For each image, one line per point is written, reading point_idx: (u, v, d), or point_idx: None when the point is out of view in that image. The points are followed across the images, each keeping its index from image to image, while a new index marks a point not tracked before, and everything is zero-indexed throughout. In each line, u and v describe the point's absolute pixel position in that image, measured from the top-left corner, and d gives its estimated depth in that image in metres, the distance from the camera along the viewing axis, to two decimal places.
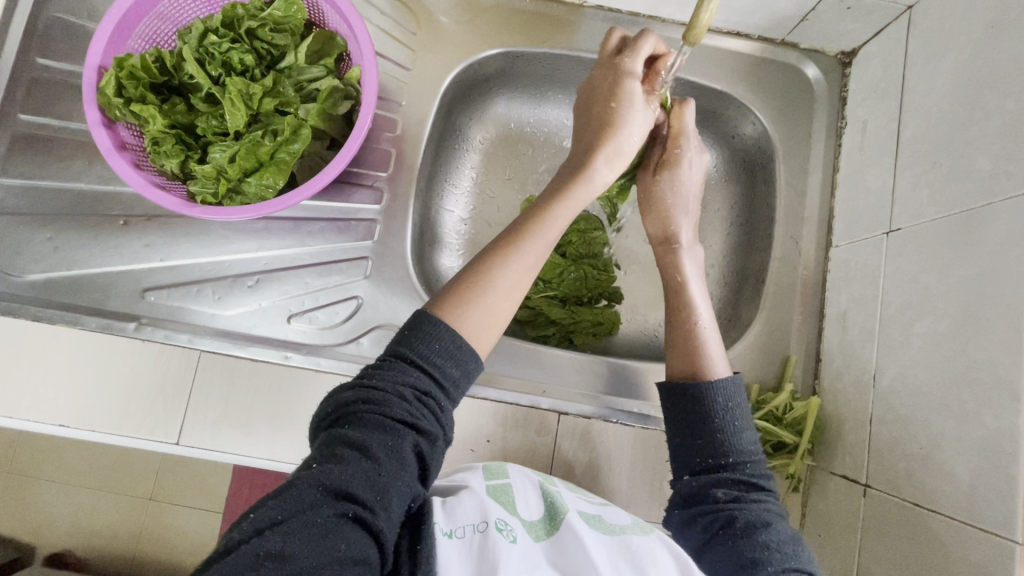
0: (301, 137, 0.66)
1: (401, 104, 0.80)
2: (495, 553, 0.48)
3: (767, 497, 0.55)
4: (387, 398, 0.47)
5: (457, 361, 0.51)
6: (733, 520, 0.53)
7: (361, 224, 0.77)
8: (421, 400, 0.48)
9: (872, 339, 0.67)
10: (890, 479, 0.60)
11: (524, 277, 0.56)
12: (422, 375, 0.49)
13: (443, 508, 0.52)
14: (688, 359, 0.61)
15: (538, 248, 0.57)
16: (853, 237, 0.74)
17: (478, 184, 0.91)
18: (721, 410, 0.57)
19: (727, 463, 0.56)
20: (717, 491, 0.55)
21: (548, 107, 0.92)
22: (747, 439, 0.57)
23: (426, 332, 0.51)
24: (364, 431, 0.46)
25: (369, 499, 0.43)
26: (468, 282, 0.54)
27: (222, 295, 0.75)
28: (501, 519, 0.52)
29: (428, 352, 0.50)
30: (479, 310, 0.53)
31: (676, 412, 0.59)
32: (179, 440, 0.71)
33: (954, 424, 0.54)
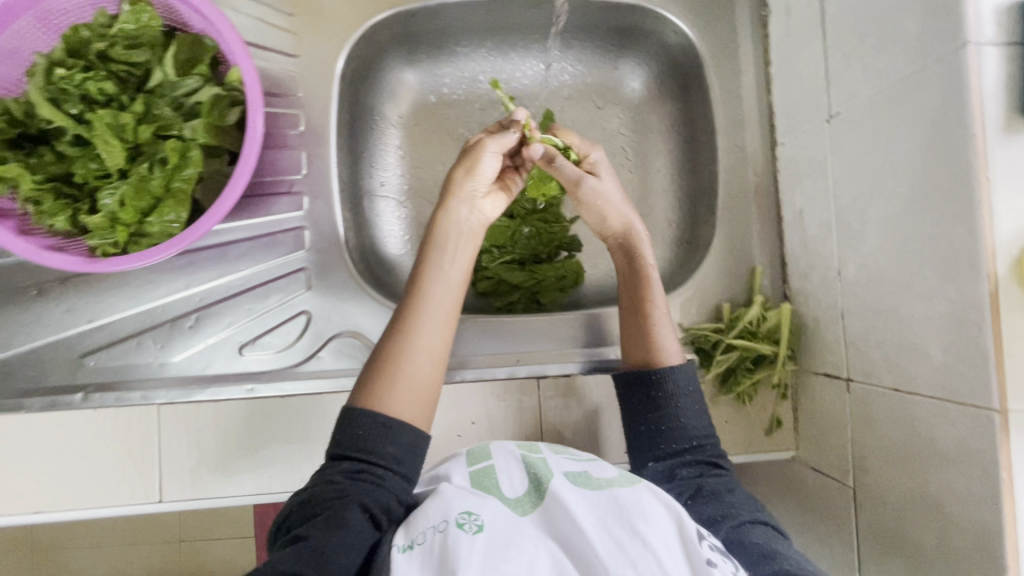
0: (192, 160, 0.60)
1: (299, 96, 0.74)
2: (454, 551, 0.46)
3: (726, 471, 0.63)
4: (320, 486, 0.53)
5: (384, 436, 0.55)
6: (700, 487, 0.60)
7: (288, 236, 0.73)
8: (355, 477, 0.54)
9: (829, 233, 0.65)
10: (869, 369, 0.60)
11: (426, 350, 0.60)
12: (352, 460, 0.55)
13: (405, 525, 0.51)
14: (643, 348, 0.69)
15: (434, 306, 0.62)
16: (795, 132, 0.71)
17: (408, 162, 0.86)
18: (681, 396, 0.66)
19: (689, 446, 0.64)
20: (681, 471, 0.62)
21: (461, 63, 0.86)
22: (700, 422, 0.65)
23: (346, 425, 0.56)
24: (302, 525, 0.51)
25: (303, 566, 0.46)
26: (378, 369, 0.58)
27: (165, 342, 0.71)
28: (463, 512, 0.50)
29: (352, 438, 0.56)
30: (393, 389, 0.57)
31: (636, 406, 0.67)
32: (162, 497, 0.69)
33: (920, 304, 0.52)
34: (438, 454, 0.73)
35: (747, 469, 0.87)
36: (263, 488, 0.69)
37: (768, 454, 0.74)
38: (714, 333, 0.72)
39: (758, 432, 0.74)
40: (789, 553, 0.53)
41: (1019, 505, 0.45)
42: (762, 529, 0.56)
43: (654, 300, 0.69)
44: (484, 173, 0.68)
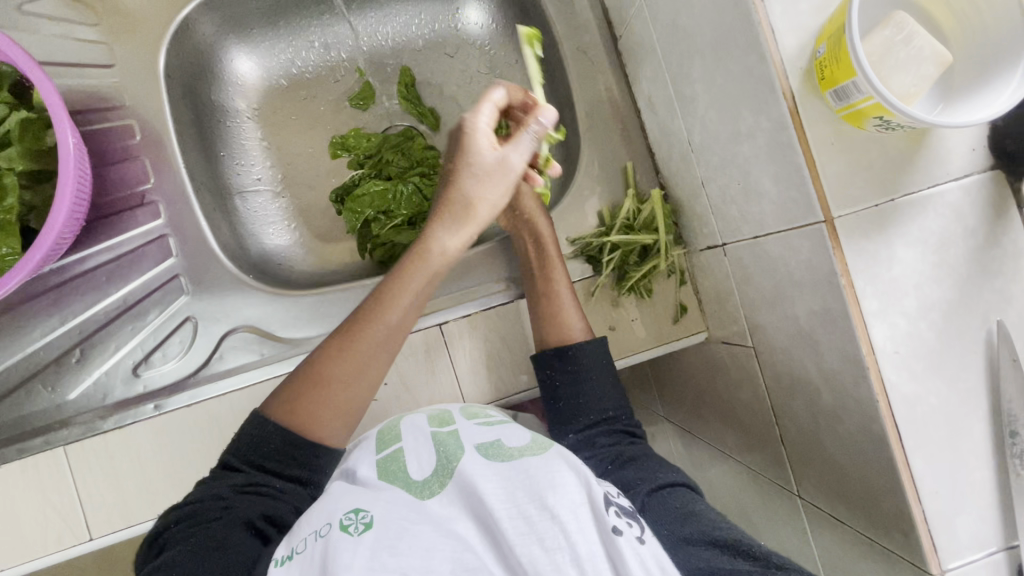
0: (10, 189, 0.58)
1: (127, 105, 0.72)
2: (337, 554, 0.45)
3: (641, 440, 0.66)
4: (207, 504, 0.53)
5: (291, 455, 0.57)
6: (620, 453, 0.63)
7: (153, 246, 0.71)
8: (249, 491, 0.55)
9: (673, 108, 0.65)
10: (733, 227, 0.60)
11: (362, 372, 0.59)
12: (247, 474, 0.56)
13: (291, 535, 0.51)
14: (550, 330, 0.69)
15: (381, 338, 0.59)
16: (625, 20, 0.71)
17: (274, 151, 0.85)
18: (598, 369, 0.68)
19: (606, 417, 0.66)
20: (600, 440, 0.65)
21: (301, 37, 0.85)
22: (615, 396, 0.68)
23: (252, 438, 0.57)
24: (178, 542, 0.51)
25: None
26: (304, 380, 0.58)
27: (55, 383, 0.69)
28: (349, 513, 0.49)
29: (252, 455, 0.57)
30: (319, 408, 0.57)
31: (556, 379, 0.68)
32: (92, 535, 0.68)
33: (748, 145, 0.53)
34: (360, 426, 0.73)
35: (682, 366, 0.87)
36: None
37: (683, 341, 0.74)
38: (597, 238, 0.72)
39: (667, 322, 0.74)
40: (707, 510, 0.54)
41: (865, 306, 0.46)
42: (677, 487, 0.57)
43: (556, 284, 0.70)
44: (484, 209, 0.61)
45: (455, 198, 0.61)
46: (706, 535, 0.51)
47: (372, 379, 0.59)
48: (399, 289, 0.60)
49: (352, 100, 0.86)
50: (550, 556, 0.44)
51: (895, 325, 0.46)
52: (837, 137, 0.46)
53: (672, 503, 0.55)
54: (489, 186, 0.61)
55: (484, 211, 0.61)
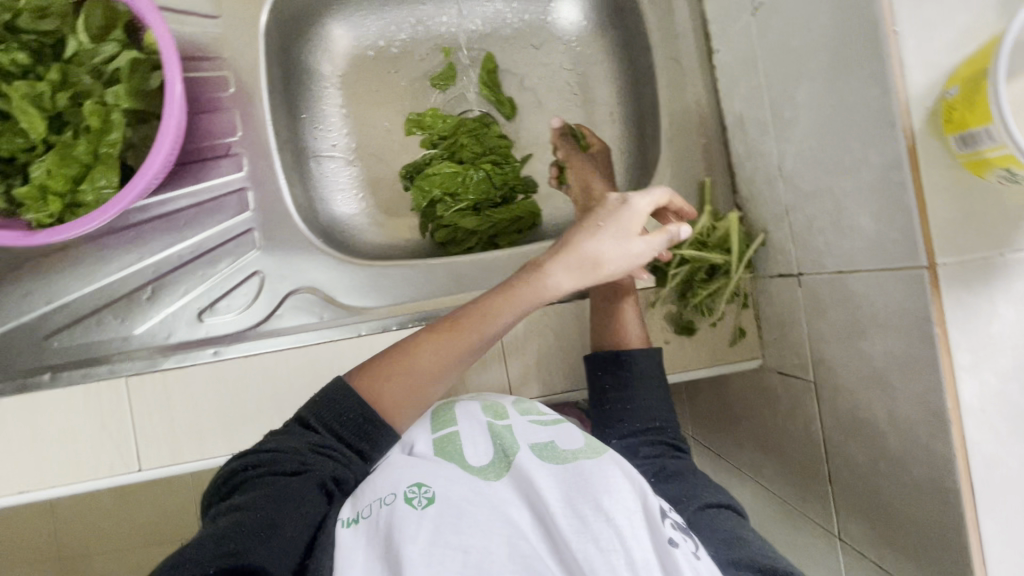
0: (116, 125, 0.60)
1: (224, 58, 0.73)
2: (398, 527, 0.47)
3: (684, 454, 0.66)
4: (284, 453, 0.54)
5: (364, 423, 0.58)
6: (664, 466, 0.63)
7: (231, 198, 0.73)
8: (319, 451, 0.56)
9: (768, 131, 0.64)
10: (814, 258, 0.60)
11: (446, 361, 0.59)
12: (320, 436, 0.57)
13: (354, 499, 0.53)
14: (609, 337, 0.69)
15: (458, 342, 0.60)
16: (727, 34, 0.70)
17: (352, 120, 0.86)
18: (645, 380, 0.68)
19: (651, 427, 0.66)
20: (643, 449, 0.65)
21: (394, 10, 0.86)
22: (662, 408, 0.68)
23: (334, 398, 0.58)
24: (254, 490, 0.52)
25: (247, 538, 0.45)
26: (392, 359, 0.60)
27: (125, 316, 0.72)
28: (413, 486, 0.51)
29: (331, 416, 0.58)
30: (394, 385, 0.59)
31: (603, 384, 0.68)
32: (141, 465, 0.71)
33: (849, 179, 0.52)
34: None
35: (722, 388, 0.87)
36: (238, 446, 0.71)
37: (735, 364, 0.74)
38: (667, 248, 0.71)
39: (722, 344, 0.73)
40: (754, 537, 0.53)
41: (956, 359, 0.45)
42: (724, 510, 0.57)
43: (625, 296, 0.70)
44: (593, 249, 0.59)
45: (571, 241, 0.60)
46: (754, 562, 0.49)
47: (451, 373, 0.60)
48: (511, 298, 0.59)
49: (433, 80, 0.86)
50: (605, 557, 0.46)
51: (983, 382, 0.45)
52: (954, 184, 0.44)
53: (718, 524, 0.54)
54: (607, 240, 0.60)
55: (605, 244, 0.60)
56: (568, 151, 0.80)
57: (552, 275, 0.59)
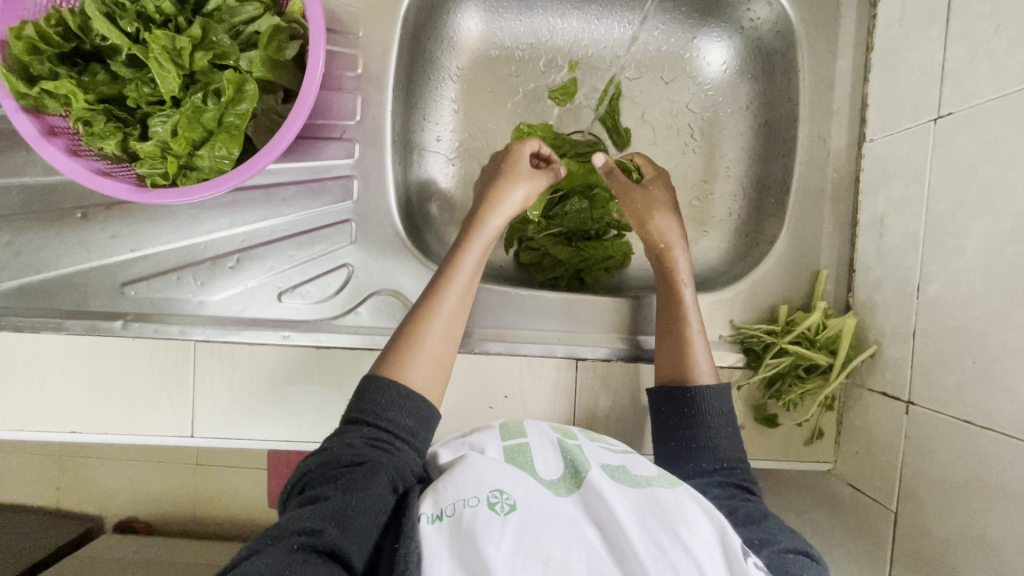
0: (248, 96, 0.57)
1: (359, 37, 0.70)
2: (484, 535, 0.44)
3: (757, 497, 0.58)
4: (341, 448, 0.50)
5: (407, 406, 0.53)
6: (734, 509, 0.55)
7: (337, 183, 0.70)
8: (375, 443, 0.51)
9: (916, 246, 0.61)
10: (939, 396, 0.57)
11: (452, 319, 0.59)
12: (372, 427, 0.52)
13: (432, 492, 0.49)
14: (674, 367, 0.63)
15: (462, 292, 0.60)
16: (891, 129, 0.65)
17: (462, 118, 0.81)
18: (715, 417, 0.60)
19: (719, 466, 0.59)
20: (711, 491, 0.57)
21: (531, 14, 0.80)
22: (733, 444, 0.60)
23: (369, 389, 0.53)
24: (320, 485, 0.48)
25: (319, 524, 0.44)
26: (406, 331, 0.57)
27: (206, 280, 0.70)
28: (495, 489, 0.48)
29: (376, 404, 0.52)
30: (420, 354, 0.56)
31: (667, 420, 0.61)
32: (194, 433, 0.70)
33: (1019, 335, 0.50)
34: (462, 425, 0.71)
35: (775, 473, 0.85)
36: (291, 434, 0.70)
37: (805, 464, 0.71)
38: (767, 335, 0.68)
39: (798, 441, 0.70)
40: None
41: None
42: (802, 562, 0.50)
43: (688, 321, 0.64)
44: (518, 194, 0.66)
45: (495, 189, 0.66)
46: None
47: (457, 330, 0.59)
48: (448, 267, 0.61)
49: (553, 93, 0.77)
50: None
51: None
52: None
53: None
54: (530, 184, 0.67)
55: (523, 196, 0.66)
56: (616, 182, 0.70)
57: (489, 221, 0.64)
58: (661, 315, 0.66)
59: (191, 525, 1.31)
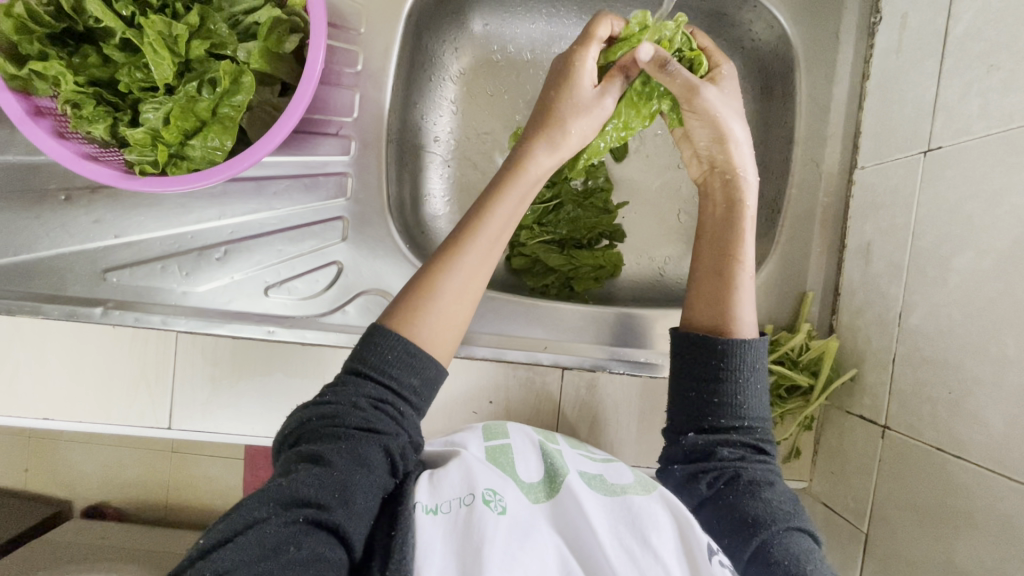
0: (244, 87, 0.56)
1: (361, 33, 0.69)
2: (479, 531, 0.44)
3: (769, 458, 0.54)
4: (341, 409, 0.45)
5: (414, 367, 0.48)
6: (739, 474, 0.52)
7: (330, 179, 0.69)
8: (378, 407, 0.46)
9: (899, 275, 0.62)
10: (913, 423, 0.59)
11: (472, 274, 0.51)
12: (377, 384, 0.47)
13: (429, 483, 0.48)
14: (712, 314, 0.57)
15: (488, 243, 0.52)
16: (882, 158, 0.66)
17: (460, 119, 0.81)
18: (744, 372, 0.54)
19: (738, 425, 0.54)
20: (723, 450, 0.53)
21: (532, 20, 0.80)
22: (757, 402, 0.55)
23: (374, 343, 0.48)
24: (317, 444, 0.45)
25: (325, 498, 0.42)
26: (416, 287, 0.50)
27: (191, 270, 0.68)
28: (489, 489, 0.48)
29: (381, 364, 0.47)
30: (431, 314, 0.49)
31: (688, 371, 0.55)
32: (172, 425, 0.69)
33: (991, 369, 0.52)
34: (446, 427, 0.71)
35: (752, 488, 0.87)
36: (272, 430, 0.69)
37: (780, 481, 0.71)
38: None
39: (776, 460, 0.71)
40: None
41: None
42: (798, 537, 0.49)
43: (741, 260, 0.57)
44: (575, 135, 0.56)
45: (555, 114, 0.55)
46: None
47: (481, 282, 0.52)
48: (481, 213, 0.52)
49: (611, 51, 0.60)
50: None
51: None
52: None
53: (784, 562, 0.47)
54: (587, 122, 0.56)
55: (573, 142, 0.56)
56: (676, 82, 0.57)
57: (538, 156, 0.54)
58: (705, 248, 0.59)
59: (162, 515, 1.29)
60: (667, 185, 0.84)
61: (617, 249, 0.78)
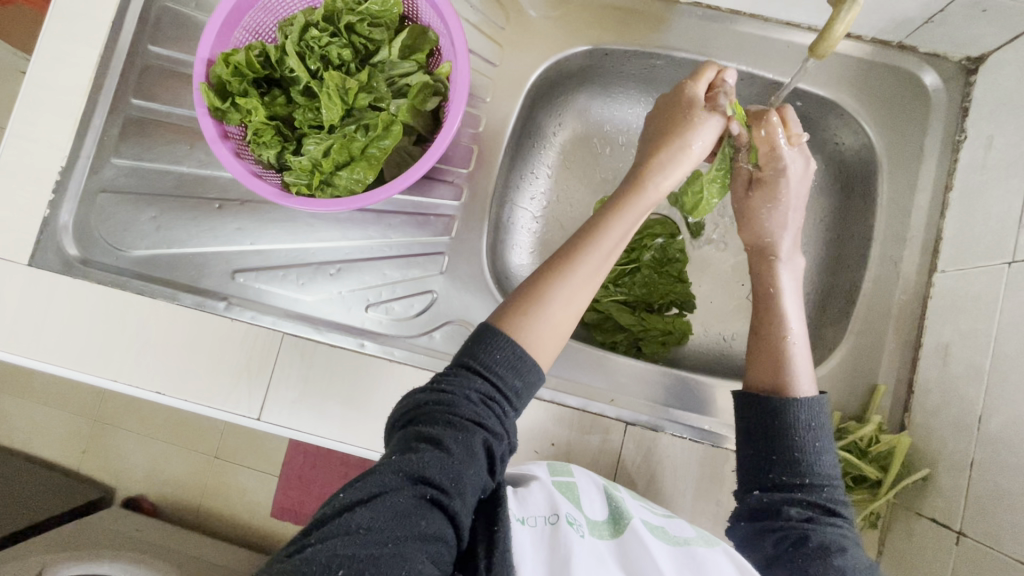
0: (393, 134, 0.67)
1: (485, 100, 0.80)
2: (567, 544, 0.48)
3: (842, 522, 0.54)
4: (457, 399, 0.49)
5: (519, 371, 0.52)
6: (807, 535, 0.52)
7: (439, 220, 0.78)
8: (488, 404, 0.50)
9: (980, 378, 0.62)
10: (991, 532, 0.57)
11: (582, 288, 0.57)
12: (486, 380, 0.50)
13: (516, 496, 0.52)
14: (768, 371, 0.60)
15: (598, 261, 0.58)
16: (963, 264, 0.69)
17: (554, 183, 0.90)
18: (802, 431, 0.56)
19: (802, 483, 0.55)
20: (789, 509, 0.54)
21: (631, 106, 0.89)
22: (824, 462, 0.56)
23: (488, 343, 0.52)
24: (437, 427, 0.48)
25: (444, 483, 0.44)
26: (528, 294, 0.55)
27: (306, 281, 0.78)
28: (571, 513, 0.52)
29: (492, 362, 0.51)
30: (542, 319, 0.54)
31: (748, 426, 0.59)
32: (260, 416, 0.74)
33: None
34: (507, 460, 0.74)
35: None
36: (345, 438, 0.73)
37: None
38: None
39: None
40: None
41: None
42: None
43: (789, 330, 0.62)
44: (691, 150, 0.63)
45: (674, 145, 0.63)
46: None
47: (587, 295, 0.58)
48: (594, 229, 0.59)
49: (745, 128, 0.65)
50: None
51: None
52: None
53: None
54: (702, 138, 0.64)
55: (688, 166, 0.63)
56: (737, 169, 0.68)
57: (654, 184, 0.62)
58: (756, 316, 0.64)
59: (191, 519, 1.34)
60: (742, 266, 0.89)
61: (686, 317, 0.82)
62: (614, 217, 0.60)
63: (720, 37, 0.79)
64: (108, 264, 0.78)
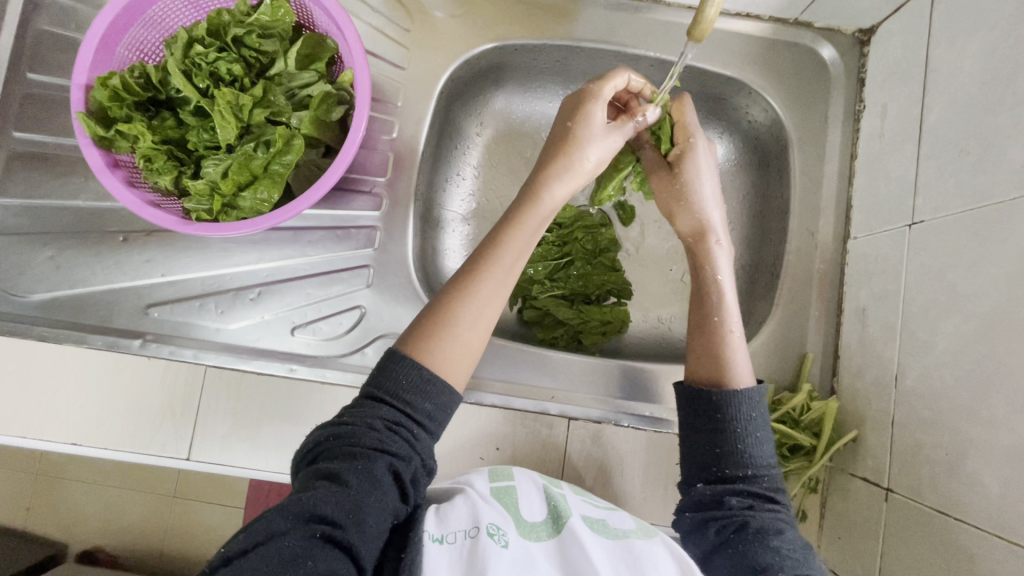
0: (294, 149, 0.64)
1: (397, 105, 0.78)
2: (484, 559, 0.47)
3: (780, 507, 0.55)
4: (357, 429, 0.48)
5: (426, 393, 0.50)
6: (748, 523, 0.53)
7: (361, 232, 0.76)
8: (393, 429, 0.48)
9: (894, 338, 0.65)
10: (914, 485, 0.59)
11: (487, 305, 0.55)
12: (391, 407, 0.49)
13: (435, 514, 0.50)
14: (708, 365, 0.60)
15: (502, 274, 0.55)
16: (872, 229, 0.71)
17: (480, 182, 0.88)
18: (742, 423, 0.56)
19: (743, 474, 0.55)
20: (731, 499, 0.54)
21: (549, 99, 0.88)
22: (764, 451, 0.57)
23: (392, 368, 0.51)
24: (336, 462, 0.46)
25: (340, 517, 0.43)
26: (432, 316, 0.53)
27: (226, 309, 0.74)
28: (493, 523, 0.50)
29: (395, 388, 0.50)
30: (447, 339, 0.52)
31: (693, 421, 0.58)
32: (190, 456, 0.71)
33: (983, 430, 0.53)
34: (453, 470, 0.72)
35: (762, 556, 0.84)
36: (284, 468, 0.71)
37: None
38: None
39: None
40: None
41: None
42: None
43: (727, 323, 0.61)
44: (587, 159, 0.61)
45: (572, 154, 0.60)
46: None
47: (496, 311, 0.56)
48: (496, 244, 0.56)
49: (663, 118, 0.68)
50: None
51: None
52: None
53: None
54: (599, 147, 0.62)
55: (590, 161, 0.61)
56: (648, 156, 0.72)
57: (556, 193, 0.59)
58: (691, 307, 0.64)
59: (154, 564, 1.28)
60: (674, 249, 0.89)
61: (622, 305, 0.83)
62: (512, 230, 0.57)
63: (626, 25, 0.80)
64: (5, 311, 0.72)
